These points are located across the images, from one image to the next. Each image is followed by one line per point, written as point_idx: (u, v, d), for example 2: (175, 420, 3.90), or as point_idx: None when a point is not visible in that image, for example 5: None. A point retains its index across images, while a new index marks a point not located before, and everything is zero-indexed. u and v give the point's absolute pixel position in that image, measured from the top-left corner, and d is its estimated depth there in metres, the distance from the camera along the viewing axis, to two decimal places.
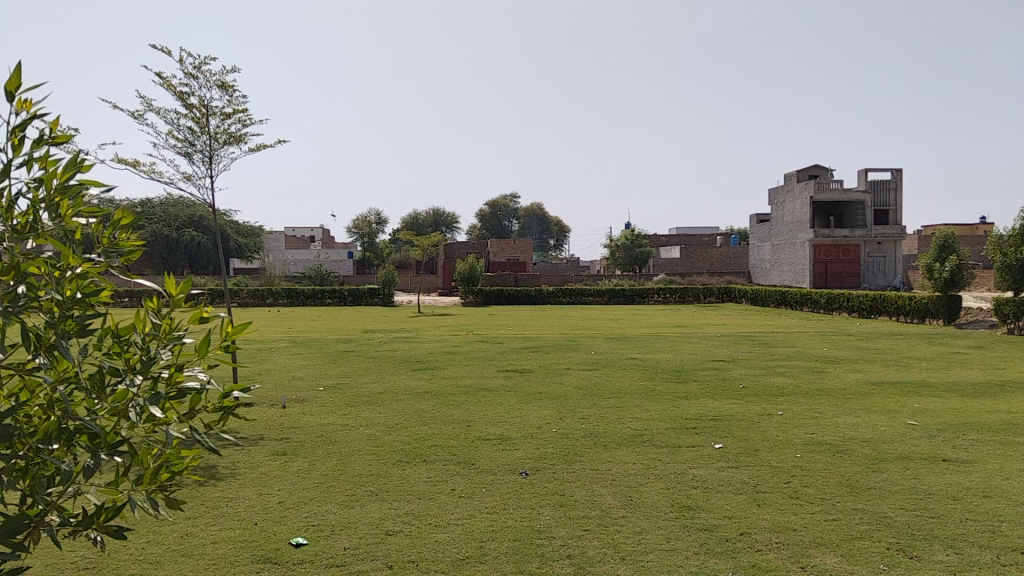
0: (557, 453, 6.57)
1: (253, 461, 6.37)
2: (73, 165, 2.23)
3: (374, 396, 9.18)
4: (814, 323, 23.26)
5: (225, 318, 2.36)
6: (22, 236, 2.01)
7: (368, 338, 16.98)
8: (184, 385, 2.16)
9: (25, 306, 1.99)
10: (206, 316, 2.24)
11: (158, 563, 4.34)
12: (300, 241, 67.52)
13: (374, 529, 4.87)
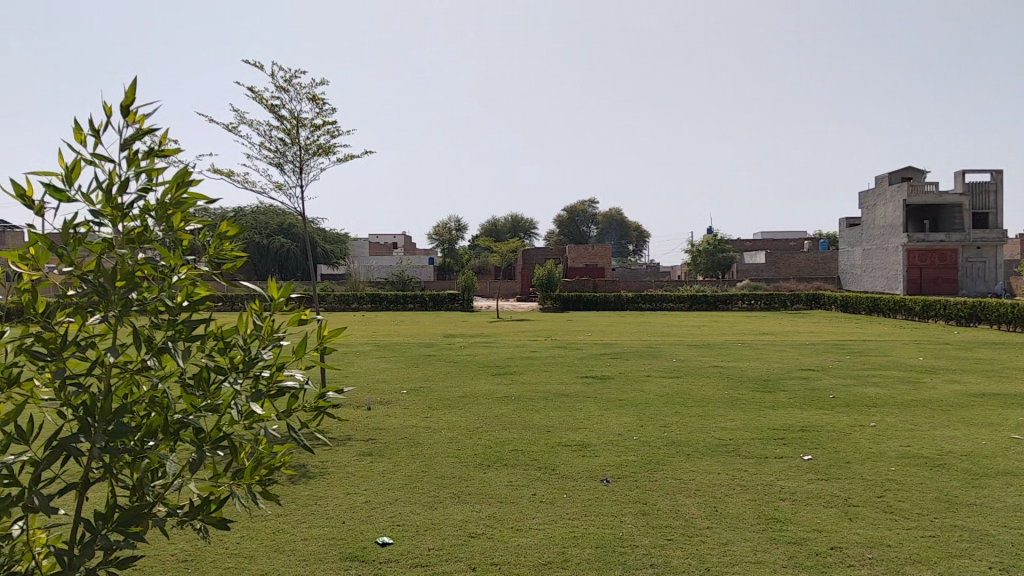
0: (639, 461, 6.51)
1: (340, 461, 6.56)
2: (182, 175, 2.27)
3: (456, 400, 9.30)
4: (909, 331, 22.30)
5: (322, 321, 2.39)
6: (133, 243, 2.09)
7: (449, 343, 17.23)
8: (284, 385, 2.21)
9: (135, 308, 2.07)
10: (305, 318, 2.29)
11: (252, 557, 4.51)
12: (383, 249, 69.18)
13: (457, 531, 4.92)
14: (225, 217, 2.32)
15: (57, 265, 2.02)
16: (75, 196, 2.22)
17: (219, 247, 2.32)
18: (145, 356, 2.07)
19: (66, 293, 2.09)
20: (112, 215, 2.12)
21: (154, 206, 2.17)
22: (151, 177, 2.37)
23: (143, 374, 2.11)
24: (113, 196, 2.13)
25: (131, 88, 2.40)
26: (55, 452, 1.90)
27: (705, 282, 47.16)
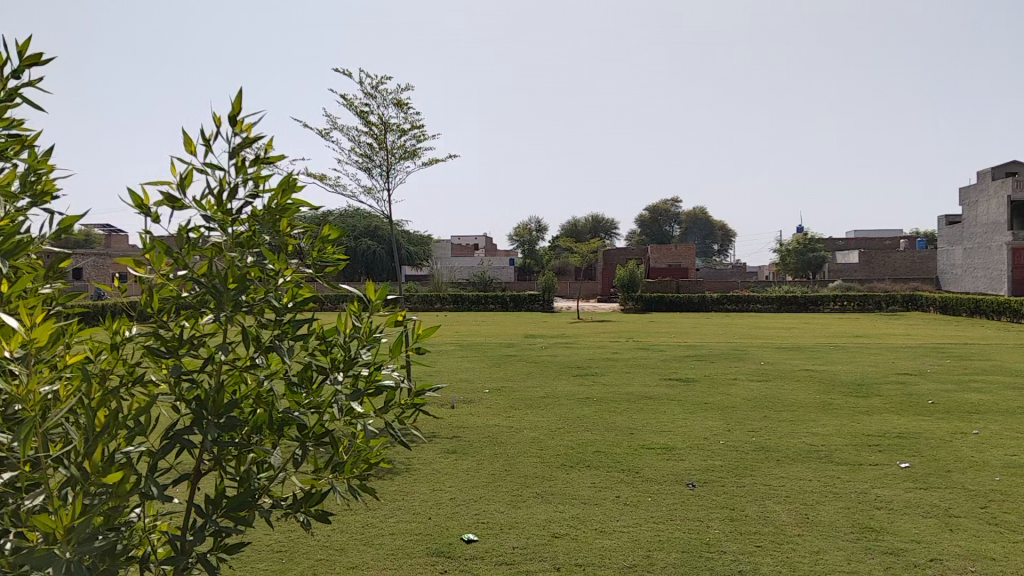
0: (726, 466, 6.38)
1: (426, 458, 6.68)
2: (288, 182, 2.29)
3: (538, 400, 9.34)
4: (1017, 334, 21.08)
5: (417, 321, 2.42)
6: (241, 246, 2.17)
7: (530, 343, 17.30)
8: (382, 383, 2.26)
9: (245, 309, 2.17)
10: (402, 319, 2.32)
11: (342, 550, 4.64)
12: (465, 250, 70.09)
13: (541, 531, 4.95)
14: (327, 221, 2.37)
15: (175, 268, 2.13)
16: (188, 202, 2.24)
17: (321, 251, 2.38)
18: (254, 355, 2.17)
19: (180, 295, 2.20)
20: (224, 219, 2.20)
21: (261, 212, 2.24)
22: (258, 182, 2.32)
23: (251, 371, 2.20)
24: (223, 201, 2.20)
25: (239, 98, 2.34)
26: (170, 444, 2.01)
27: (793, 283, 45.76)
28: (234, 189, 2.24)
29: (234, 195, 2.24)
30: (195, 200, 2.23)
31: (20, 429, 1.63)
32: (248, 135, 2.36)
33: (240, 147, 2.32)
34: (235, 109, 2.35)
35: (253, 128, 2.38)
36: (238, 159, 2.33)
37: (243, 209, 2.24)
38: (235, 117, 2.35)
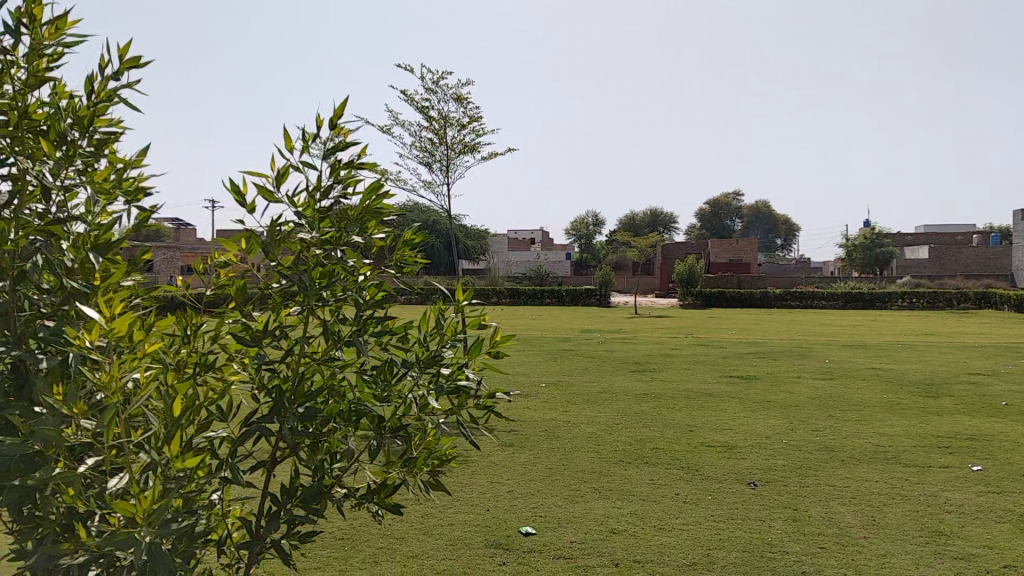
0: (788, 465, 6.26)
1: (484, 450, 6.74)
2: (377, 186, 2.30)
3: (595, 395, 9.32)
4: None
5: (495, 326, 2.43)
6: (326, 243, 2.21)
7: (586, 338, 17.25)
8: (462, 382, 2.28)
9: (328, 303, 2.22)
10: (483, 322, 2.33)
11: (402, 538, 4.72)
12: (521, 244, 70.30)
13: (599, 526, 4.94)
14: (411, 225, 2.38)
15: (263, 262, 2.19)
16: (281, 197, 2.28)
17: (402, 252, 2.39)
18: (334, 349, 2.21)
19: (267, 286, 2.27)
20: (314, 218, 2.24)
21: (350, 212, 2.28)
22: (348, 187, 2.33)
23: (329, 364, 2.25)
24: (314, 201, 2.23)
25: (341, 103, 2.30)
26: (249, 431, 2.08)
27: (858, 279, 44.52)
28: (327, 190, 2.27)
29: (325, 195, 2.27)
30: (287, 196, 2.27)
31: (105, 415, 1.69)
32: (345, 139, 2.34)
33: (336, 151, 2.31)
34: (336, 112, 2.32)
35: (351, 132, 2.36)
36: (332, 162, 2.32)
37: (334, 208, 2.28)
38: (335, 121, 2.32)
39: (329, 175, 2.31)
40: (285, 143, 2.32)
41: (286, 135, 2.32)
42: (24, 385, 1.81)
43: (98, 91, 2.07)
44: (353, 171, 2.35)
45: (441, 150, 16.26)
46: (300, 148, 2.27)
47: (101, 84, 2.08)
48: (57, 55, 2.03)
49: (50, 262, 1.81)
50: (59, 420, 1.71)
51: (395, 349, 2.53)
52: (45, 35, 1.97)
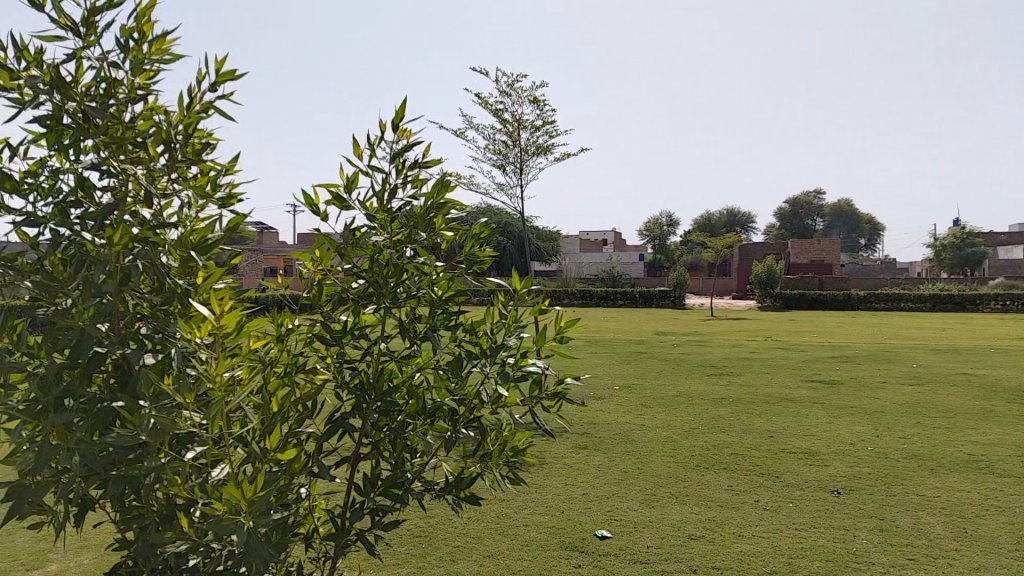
0: (874, 473, 6.05)
1: (559, 452, 6.74)
2: (442, 184, 2.28)
3: (671, 399, 9.20)
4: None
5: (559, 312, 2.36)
6: (396, 242, 2.23)
7: (661, 341, 17.02)
8: (528, 369, 2.23)
9: (402, 302, 2.25)
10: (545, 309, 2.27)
11: (479, 538, 4.76)
12: (593, 245, 69.96)
13: (676, 532, 4.88)
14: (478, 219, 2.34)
15: (340, 265, 2.28)
16: (354, 203, 2.32)
17: (471, 247, 2.35)
18: (409, 345, 2.23)
19: (345, 288, 2.32)
20: (384, 219, 2.26)
21: (418, 212, 2.28)
22: (416, 186, 2.33)
23: (406, 361, 2.27)
24: (383, 202, 2.25)
25: (401, 104, 2.34)
26: (334, 428, 2.16)
27: (948, 280, 42.56)
28: (393, 189, 2.29)
29: (394, 198, 2.28)
30: (359, 201, 2.31)
31: (209, 410, 1.78)
32: (410, 141, 2.37)
33: (402, 152, 2.34)
34: (396, 115, 2.35)
35: (414, 133, 2.39)
36: (398, 163, 2.34)
37: (402, 209, 2.28)
38: (397, 123, 2.35)
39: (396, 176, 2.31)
40: (354, 151, 2.37)
41: (353, 145, 2.38)
42: (130, 382, 1.91)
43: (196, 103, 2.16)
44: (419, 171, 2.35)
45: (515, 153, 16.35)
46: (366, 154, 2.31)
47: (198, 96, 2.18)
48: (156, 71, 2.12)
49: (156, 263, 1.90)
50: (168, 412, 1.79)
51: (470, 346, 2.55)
52: (149, 52, 2.08)
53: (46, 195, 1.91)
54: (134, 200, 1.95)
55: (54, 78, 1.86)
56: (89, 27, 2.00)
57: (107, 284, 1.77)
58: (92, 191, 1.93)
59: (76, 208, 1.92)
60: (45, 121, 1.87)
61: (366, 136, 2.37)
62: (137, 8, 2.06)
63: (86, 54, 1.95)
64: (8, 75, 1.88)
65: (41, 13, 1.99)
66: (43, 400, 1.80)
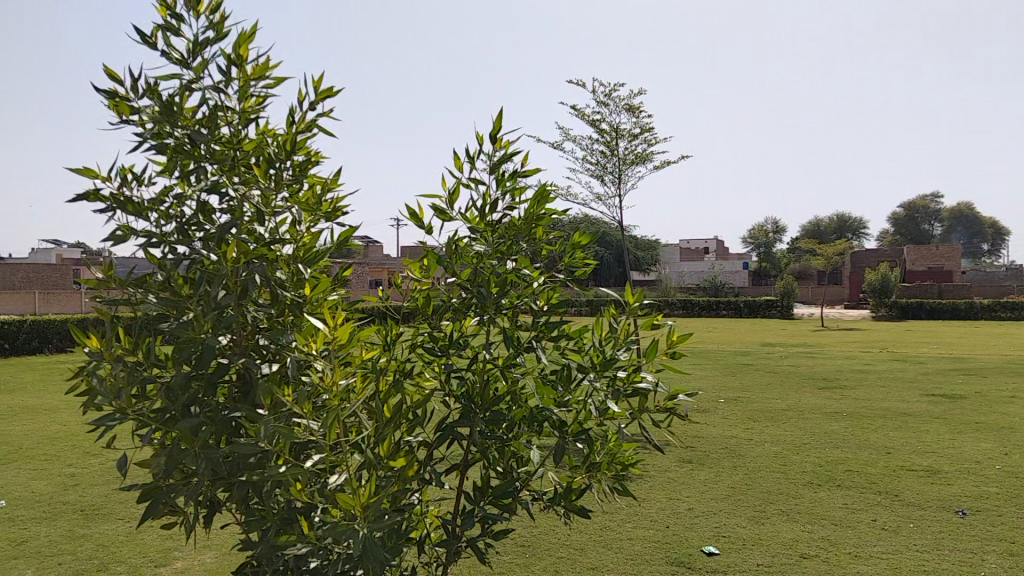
0: (1003, 494, 5.65)
1: (662, 466, 6.63)
2: (540, 194, 2.26)
3: (779, 412, 8.88)
4: None
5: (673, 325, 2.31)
6: (497, 253, 2.22)
7: (768, 352, 16.48)
8: (640, 385, 2.20)
9: (508, 313, 2.25)
10: (657, 322, 2.23)
11: (583, 550, 4.73)
12: (694, 254, 68.66)
13: (788, 550, 4.70)
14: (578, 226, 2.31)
15: (444, 275, 2.27)
16: (454, 215, 2.33)
17: (571, 255, 2.32)
18: (513, 354, 2.22)
19: (448, 299, 2.34)
20: (486, 230, 2.27)
21: (518, 223, 2.27)
22: (516, 196, 2.31)
23: (510, 370, 2.26)
24: (484, 213, 2.27)
25: (497, 116, 2.30)
26: (443, 435, 2.20)
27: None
28: (495, 201, 2.29)
29: (493, 211, 2.28)
30: (461, 214, 2.32)
31: (328, 417, 1.83)
32: (508, 151, 2.33)
33: (501, 163, 2.32)
34: (494, 126, 2.32)
35: (512, 143, 2.35)
36: (498, 174, 2.32)
37: (503, 220, 2.29)
38: (495, 134, 2.32)
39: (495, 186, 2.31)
40: (453, 164, 2.38)
41: (453, 158, 2.38)
42: (250, 390, 1.98)
43: (300, 123, 2.22)
44: (518, 180, 2.31)
45: (614, 162, 16.27)
46: (466, 166, 2.31)
47: (301, 116, 2.24)
48: (262, 96, 2.20)
49: (270, 276, 1.97)
50: (288, 419, 1.86)
51: (575, 355, 2.51)
52: (252, 75, 2.15)
53: (168, 216, 2.02)
54: (249, 218, 2.02)
55: (169, 109, 1.97)
56: (196, 57, 2.09)
57: (224, 297, 1.85)
58: (210, 213, 2.03)
59: (196, 229, 2.02)
60: (164, 148, 1.97)
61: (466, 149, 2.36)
62: (240, 36, 2.14)
63: (197, 84, 2.04)
64: (128, 108, 1.98)
65: (153, 49, 2.09)
66: (171, 409, 1.89)
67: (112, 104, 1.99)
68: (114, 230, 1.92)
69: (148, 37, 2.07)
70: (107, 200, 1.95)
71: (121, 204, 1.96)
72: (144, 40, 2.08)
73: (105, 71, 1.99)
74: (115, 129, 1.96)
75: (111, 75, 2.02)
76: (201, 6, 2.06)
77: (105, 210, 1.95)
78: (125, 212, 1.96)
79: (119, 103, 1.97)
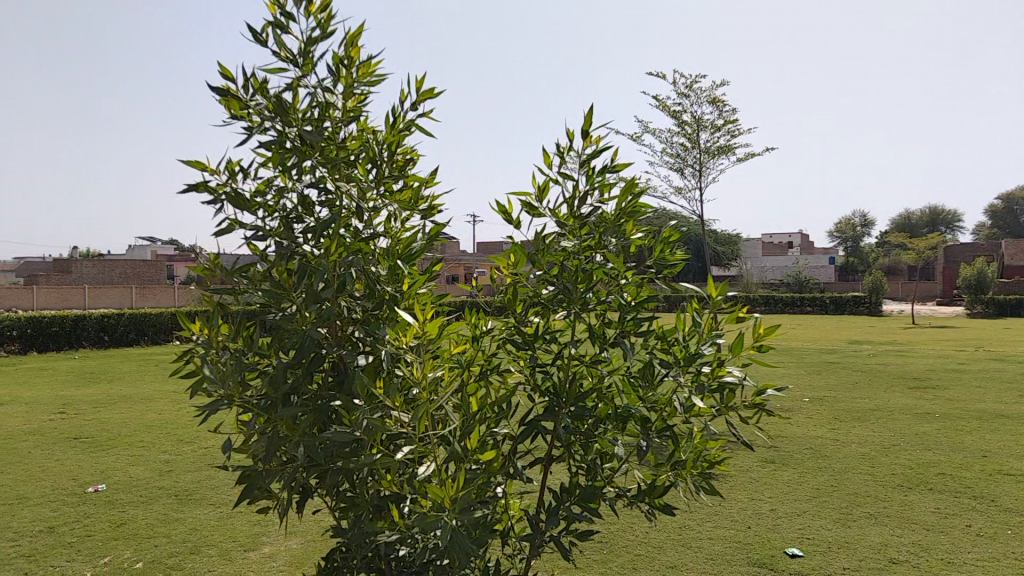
0: None
1: (744, 465, 6.50)
2: (631, 189, 2.24)
3: (866, 413, 8.58)
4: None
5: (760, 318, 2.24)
6: (586, 248, 2.21)
7: (856, 350, 15.92)
8: (726, 380, 2.14)
9: (596, 308, 2.23)
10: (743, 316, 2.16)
11: (662, 548, 4.68)
12: (775, 249, 66.85)
13: (876, 554, 4.54)
14: (669, 223, 2.27)
15: (532, 271, 2.28)
16: (543, 210, 2.33)
17: (661, 252, 2.29)
18: (599, 350, 2.21)
19: (535, 294, 2.35)
20: (573, 225, 2.26)
21: (608, 218, 2.26)
22: (605, 192, 2.29)
23: (596, 366, 2.25)
24: (573, 209, 2.26)
25: (587, 110, 2.29)
26: (528, 430, 2.20)
27: None
28: (584, 195, 2.27)
29: (582, 206, 2.27)
30: (549, 209, 2.32)
31: (416, 408, 1.86)
32: (598, 147, 2.31)
33: (591, 159, 2.30)
34: (585, 121, 2.30)
35: (603, 139, 2.32)
36: (588, 170, 2.30)
37: (592, 214, 2.27)
38: (585, 130, 2.30)
39: (585, 182, 2.30)
40: (543, 160, 2.38)
41: (543, 154, 2.38)
42: (345, 380, 2.03)
43: (399, 123, 2.25)
44: (608, 176, 2.29)
45: None
46: (556, 162, 2.31)
47: (400, 115, 2.28)
48: (364, 96, 2.24)
49: (366, 271, 2.01)
50: (379, 410, 1.90)
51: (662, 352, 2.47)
52: (357, 76, 2.20)
53: (273, 211, 2.08)
54: (347, 213, 2.07)
55: (277, 106, 2.02)
56: (304, 56, 2.15)
57: (324, 290, 1.90)
58: (312, 207, 2.09)
59: (298, 222, 2.08)
60: (271, 145, 2.03)
61: (556, 145, 2.35)
62: (345, 36, 2.19)
63: (304, 82, 2.10)
64: (238, 104, 2.05)
65: (264, 46, 2.15)
66: (273, 397, 1.96)
67: (224, 100, 2.06)
68: (223, 221, 1.98)
69: (259, 35, 2.13)
70: (216, 192, 2.02)
71: (228, 198, 2.03)
72: (255, 38, 2.14)
73: (218, 67, 2.06)
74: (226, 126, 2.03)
75: (223, 71, 2.09)
76: (311, 6, 2.12)
77: (213, 202, 2.02)
78: (233, 207, 2.03)
79: (230, 100, 2.04)
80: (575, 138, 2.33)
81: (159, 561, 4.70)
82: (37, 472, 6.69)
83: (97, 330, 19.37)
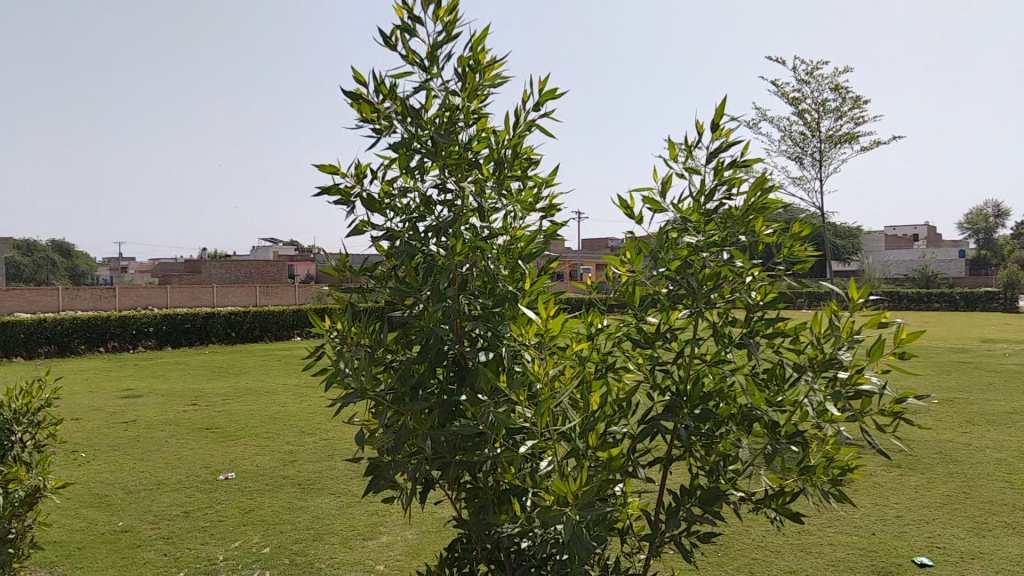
0: None
1: (867, 468, 6.23)
2: (761, 182, 2.19)
3: (1003, 416, 8.04)
4: None
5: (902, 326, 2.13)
6: (712, 245, 2.18)
7: (992, 349, 14.91)
8: (863, 387, 2.05)
9: (721, 304, 2.19)
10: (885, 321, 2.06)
11: (780, 552, 4.55)
12: (899, 242, 63.35)
13: (1014, 566, 4.26)
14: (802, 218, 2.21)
15: (653, 267, 2.27)
16: (666, 205, 2.31)
17: (793, 248, 2.22)
18: (724, 350, 2.17)
19: (654, 289, 2.33)
20: (699, 220, 2.25)
21: (736, 213, 2.24)
22: (734, 186, 2.25)
23: (717, 365, 2.22)
24: (700, 205, 2.25)
25: (721, 103, 2.24)
26: (648, 428, 2.19)
27: None
28: (710, 191, 2.24)
29: (709, 202, 2.25)
30: (673, 205, 2.30)
31: (541, 404, 1.89)
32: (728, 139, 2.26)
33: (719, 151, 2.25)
34: (716, 113, 2.25)
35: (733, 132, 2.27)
36: (716, 164, 2.26)
37: (718, 211, 2.25)
38: (715, 122, 2.25)
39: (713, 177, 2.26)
40: (668, 153, 2.35)
41: (669, 145, 2.34)
42: (469, 377, 2.09)
43: (521, 125, 2.28)
44: (737, 170, 2.25)
45: None
46: (683, 154, 2.27)
47: (522, 116, 2.30)
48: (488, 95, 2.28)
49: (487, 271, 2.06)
50: (506, 404, 1.94)
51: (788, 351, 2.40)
52: (482, 77, 2.25)
53: (400, 211, 2.16)
54: (469, 214, 2.12)
55: (407, 109, 2.10)
56: (430, 61, 2.21)
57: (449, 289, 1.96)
58: (433, 206, 2.16)
59: (422, 221, 2.16)
60: (400, 146, 2.11)
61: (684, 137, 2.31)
62: (471, 39, 2.24)
63: (431, 86, 2.16)
64: (369, 107, 2.14)
65: (393, 50, 2.23)
66: (402, 391, 2.04)
67: (355, 104, 2.15)
68: (354, 221, 2.08)
69: (388, 39, 2.21)
70: (347, 194, 2.12)
71: (359, 199, 2.12)
72: (385, 42, 2.22)
73: (352, 72, 2.15)
74: (358, 129, 2.12)
75: (356, 76, 2.18)
76: (439, 10, 2.18)
77: (344, 203, 2.11)
78: (364, 208, 2.12)
79: (361, 104, 2.14)
80: (703, 131, 2.29)
81: (284, 546, 4.95)
82: (173, 460, 7.17)
83: (225, 326, 20.52)
